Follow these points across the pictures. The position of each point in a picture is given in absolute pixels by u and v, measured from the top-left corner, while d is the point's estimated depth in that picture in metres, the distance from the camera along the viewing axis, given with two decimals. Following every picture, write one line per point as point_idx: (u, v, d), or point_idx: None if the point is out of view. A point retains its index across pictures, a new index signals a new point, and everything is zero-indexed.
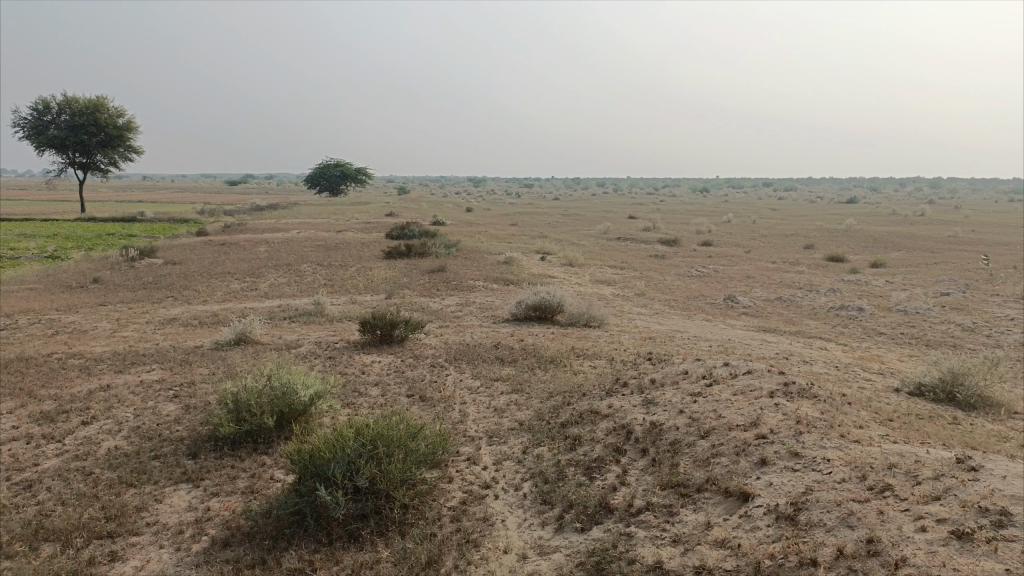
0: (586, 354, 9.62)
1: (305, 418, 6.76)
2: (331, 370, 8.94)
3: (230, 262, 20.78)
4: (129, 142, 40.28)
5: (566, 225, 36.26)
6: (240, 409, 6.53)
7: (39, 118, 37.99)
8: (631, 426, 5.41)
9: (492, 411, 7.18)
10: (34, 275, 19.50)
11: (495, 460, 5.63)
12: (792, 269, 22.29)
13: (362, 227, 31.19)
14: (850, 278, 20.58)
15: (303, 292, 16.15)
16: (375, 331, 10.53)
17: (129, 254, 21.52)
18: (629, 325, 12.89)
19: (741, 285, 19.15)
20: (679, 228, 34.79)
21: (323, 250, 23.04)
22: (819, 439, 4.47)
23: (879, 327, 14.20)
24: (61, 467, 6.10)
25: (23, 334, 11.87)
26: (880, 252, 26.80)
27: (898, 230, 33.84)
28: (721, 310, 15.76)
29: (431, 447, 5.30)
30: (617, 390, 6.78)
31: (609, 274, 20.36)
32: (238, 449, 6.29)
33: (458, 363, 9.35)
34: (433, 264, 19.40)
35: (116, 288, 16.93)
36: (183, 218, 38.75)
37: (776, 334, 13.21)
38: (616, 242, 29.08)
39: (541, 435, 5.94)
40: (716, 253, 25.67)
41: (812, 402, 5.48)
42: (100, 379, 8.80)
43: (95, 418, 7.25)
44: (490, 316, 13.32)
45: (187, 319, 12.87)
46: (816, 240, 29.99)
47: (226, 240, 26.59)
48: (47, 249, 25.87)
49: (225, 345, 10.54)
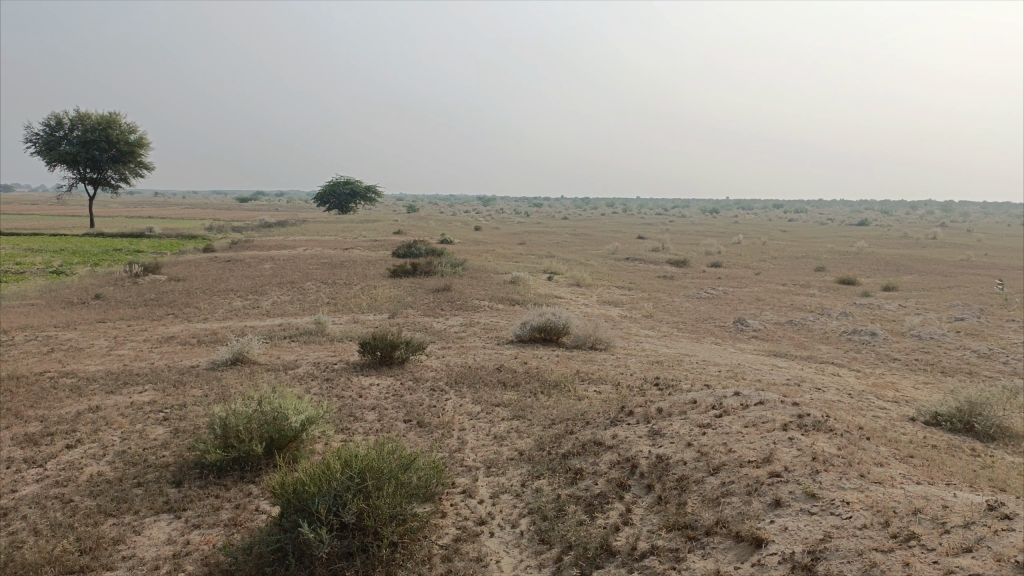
0: (591, 379, 9.32)
1: (297, 445, 6.48)
2: (327, 393, 8.67)
3: (234, 279, 20.60)
4: (140, 158, 40.38)
5: (574, 245, 36.07)
6: (228, 434, 6.27)
7: (52, 134, 38.18)
8: (636, 459, 5.11)
9: (491, 439, 6.88)
10: (37, 290, 19.39)
11: (492, 493, 5.33)
12: (803, 292, 21.95)
13: (369, 245, 31.04)
14: (862, 301, 20.24)
15: (306, 311, 15.93)
16: (375, 352, 10.28)
17: (133, 269, 21.37)
18: (636, 349, 12.59)
19: (751, 308, 18.82)
20: (688, 249, 34.49)
21: (328, 268, 22.87)
22: (837, 478, 4.15)
23: (892, 353, 13.84)
24: (39, 494, 5.84)
25: (18, 351, 11.68)
26: (892, 274, 26.46)
27: (910, 253, 33.45)
28: (731, 333, 15.44)
29: (424, 479, 5.01)
30: (622, 419, 6.47)
31: (616, 295, 20.11)
32: (224, 477, 6.02)
33: (459, 387, 9.07)
34: (438, 283, 19.16)
35: (117, 304, 16.76)
36: (190, 234, 38.73)
37: (786, 359, 12.87)
38: (625, 262, 28.83)
39: (541, 467, 5.65)
40: (726, 275, 25.34)
41: (829, 436, 5.16)
42: (90, 400, 8.56)
43: (80, 441, 7.00)
44: (494, 337, 13.05)
45: (185, 337, 12.66)
46: (827, 262, 29.66)
47: (232, 256, 26.47)
48: (53, 265, 25.79)
49: (221, 365, 10.30)
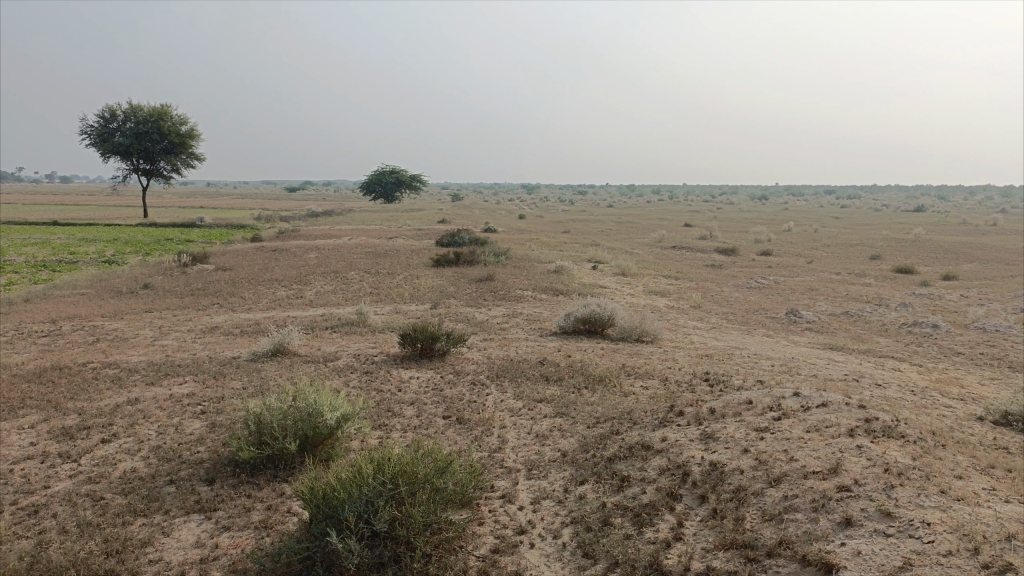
0: (638, 374, 8.94)
1: (332, 444, 6.26)
2: (365, 386, 8.48)
3: (279, 268, 20.63)
4: (191, 149, 40.95)
5: (620, 233, 35.51)
6: (262, 431, 6.08)
7: (106, 126, 38.94)
8: (687, 466, 4.75)
9: (533, 438, 6.57)
10: (88, 279, 19.68)
11: (533, 498, 5.03)
12: (859, 282, 21.13)
13: (413, 234, 30.93)
14: (921, 291, 19.38)
15: (348, 301, 15.82)
16: (415, 344, 10.06)
17: (181, 259, 21.58)
18: (684, 341, 12.15)
19: (804, 298, 18.13)
20: (737, 237, 33.68)
21: (371, 257, 22.79)
22: (915, 494, 3.73)
23: (956, 346, 13.13)
24: (72, 491, 5.73)
25: (64, 341, 11.76)
26: (952, 263, 25.35)
27: (971, 240, 32.04)
28: (783, 325, 14.86)
29: (461, 485, 4.73)
30: (672, 419, 6.09)
31: (662, 285, 19.61)
32: (257, 476, 5.83)
33: (500, 380, 8.79)
34: (481, 273, 18.90)
35: (164, 294, 16.87)
36: (239, 224, 39.23)
37: (842, 353, 12.32)
38: (671, 251, 28.26)
39: (585, 471, 5.32)
40: (776, 264, 24.56)
41: (902, 444, 4.72)
42: (130, 392, 8.49)
43: (115, 435, 6.91)
44: (537, 328, 12.73)
45: (228, 327, 12.62)
46: (883, 251, 28.56)
47: (278, 246, 26.61)
48: (105, 254, 26.25)
49: (261, 356, 10.19)
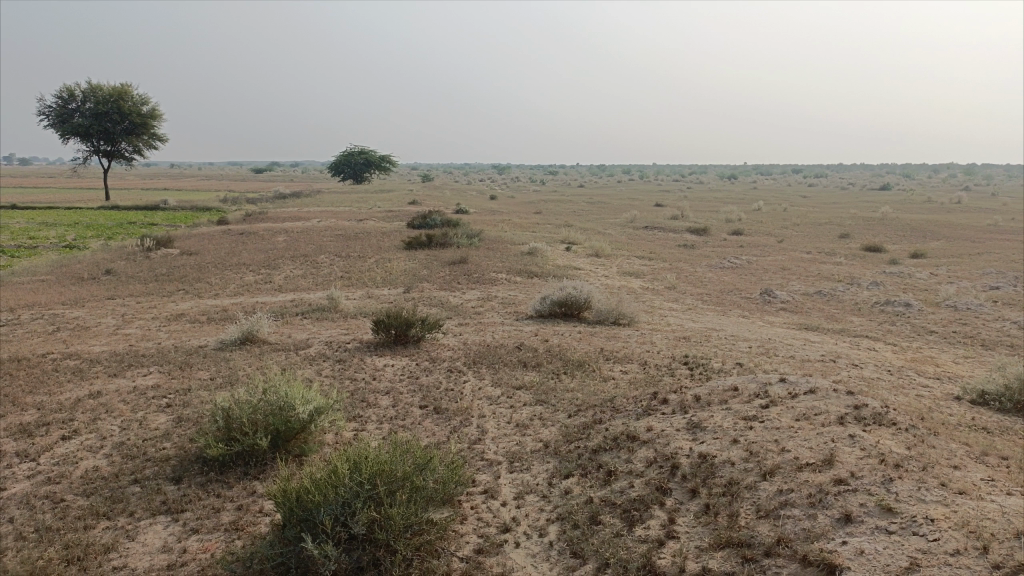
0: (617, 358, 8.79)
1: (305, 438, 6.02)
2: (338, 375, 8.22)
3: (246, 252, 20.16)
4: (153, 129, 39.87)
5: (592, 213, 35.37)
6: (231, 427, 5.82)
7: (64, 106, 37.75)
8: (676, 457, 4.60)
9: (513, 427, 6.38)
10: (47, 265, 19.05)
11: (517, 493, 4.85)
12: (829, 261, 21.22)
13: (384, 216, 30.50)
14: (892, 270, 19.49)
15: (319, 285, 15.48)
16: (389, 330, 9.80)
17: (145, 244, 21.00)
18: (661, 323, 12.04)
19: (777, 278, 18.14)
20: (709, 216, 33.74)
21: (342, 240, 22.37)
22: (915, 488, 3.65)
23: (928, 325, 13.18)
24: (30, 493, 5.44)
25: (23, 331, 11.31)
26: (920, 241, 25.59)
27: (936, 218, 32.42)
28: (758, 305, 14.83)
29: (441, 482, 4.53)
30: (657, 408, 5.94)
31: (637, 266, 19.51)
32: (226, 474, 5.58)
33: (477, 367, 8.59)
34: (454, 255, 18.63)
35: (128, 280, 16.38)
36: (204, 206, 38.34)
37: (818, 332, 12.31)
38: (644, 231, 28.21)
39: (569, 463, 5.15)
40: (748, 243, 24.58)
41: (893, 433, 4.64)
42: (92, 384, 8.15)
43: (77, 432, 6.59)
44: (512, 312, 12.53)
45: (195, 314, 12.26)
46: (852, 229, 28.78)
47: (245, 229, 26.03)
48: (66, 239, 25.50)
49: (230, 345, 9.86)
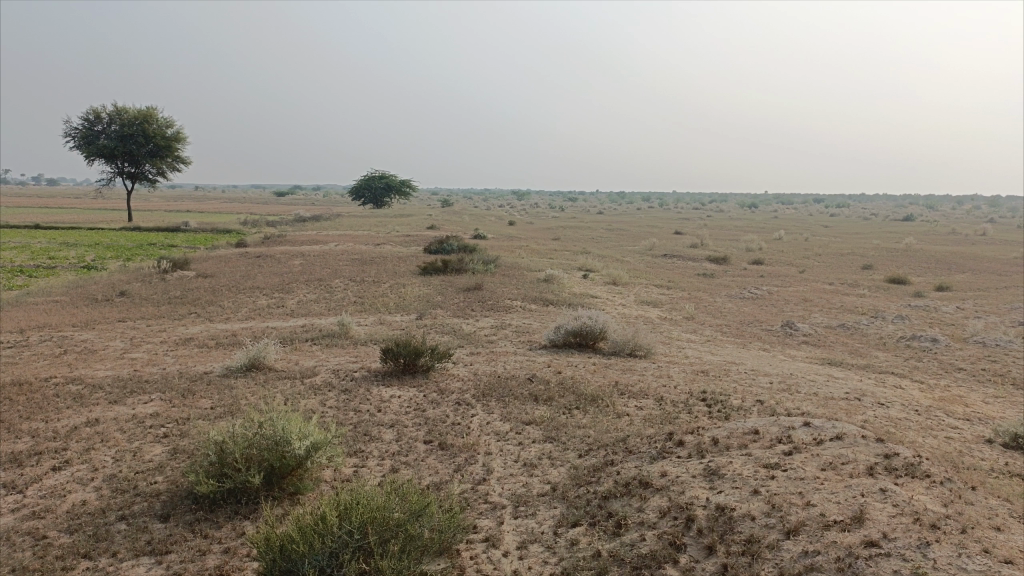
0: (632, 392, 8.45)
1: (301, 475, 5.75)
2: (342, 407, 7.94)
3: (261, 276, 20.07)
4: (177, 152, 40.25)
5: (611, 240, 35.08)
6: (224, 461, 5.55)
7: (90, 128, 38.24)
8: (692, 508, 4.28)
9: (520, 467, 6.07)
10: (63, 286, 19.04)
11: (520, 542, 4.54)
12: (852, 292, 20.75)
13: (401, 240, 30.42)
14: (917, 303, 18.98)
15: (331, 311, 15.29)
16: (397, 359, 9.54)
17: (162, 265, 21.01)
18: (679, 356, 11.68)
19: (798, 310, 17.72)
20: (728, 245, 33.39)
21: (358, 265, 22.23)
22: (955, 555, 3.36)
23: (956, 362, 12.70)
24: (12, 528, 5.19)
25: (30, 353, 11.19)
26: (945, 273, 25.04)
27: (961, 250, 31.79)
28: (779, 338, 14.43)
29: (439, 530, 4.24)
30: (671, 450, 5.61)
31: (655, 295, 19.19)
32: (216, 512, 5.31)
33: (486, 400, 8.29)
34: (469, 281, 18.40)
35: (141, 302, 16.30)
36: (225, 228, 38.50)
37: (841, 368, 11.90)
38: (663, 259, 27.88)
39: (576, 510, 4.83)
40: (769, 273, 24.19)
41: (928, 487, 4.31)
42: (90, 411, 7.94)
43: (68, 462, 6.37)
44: (526, 341, 12.24)
45: (203, 339, 12.08)
46: (875, 260, 28.28)
47: (263, 252, 25.99)
48: (85, 259, 25.61)
49: (235, 371, 9.64)
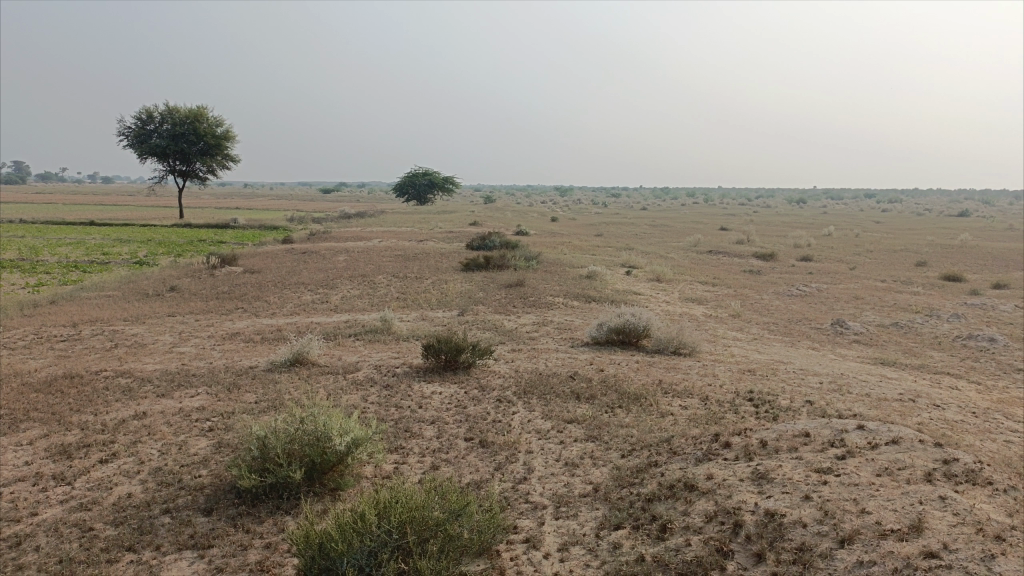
0: (677, 391, 8.29)
1: (342, 470, 5.75)
2: (384, 403, 7.93)
3: (307, 271, 20.30)
4: (226, 150, 41.01)
5: (655, 236, 34.70)
6: (266, 456, 5.56)
7: (143, 127, 39.17)
8: (740, 513, 4.14)
9: (562, 466, 5.97)
10: (115, 281, 19.52)
11: (562, 543, 4.45)
12: (905, 290, 20.14)
13: (444, 237, 30.51)
14: (973, 301, 18.34)
15: (374, 307, 15.37)
16: (439, 355, 9.52)
17: (210, 261, 21.39)
18: (725, 354, 11.44)
19: (849, 308, 17.24)
20: (775, 241, 32.75)
21: (401, 261, 22.33)
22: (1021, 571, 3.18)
23: (1016, 363, 12.21)
24: (60, 520, 5.28)
25: (82, 347, 11.46)
26: (1002, 271, 24.16)
27: (1020, 246, 30.67)
28: (828, 337, 14.06)
29: (479, 530, 4.18)
30: (718, 452, 5.46)
31: (700, 292, 18.88)
32: (258, 507, 5.33)
33: (528, 397, 8.22)
34: (512, 278, 18.33)
35: (190, 297, 16.61)
36: (272, 225, 39.11)
37: (894, 368, 11.54)
38: (708, 255, 27.46)
39: (620, 511, 4.72)
40: (817, 269, 23.64)
41: (991, 495, 4.10)
42: (138, 404, 8.07)
43: (116, 455, 6.47)
44: (568, 338, 12.12)
45: (249, 334, 12.22)
46: (929, 256, 27.44)
47: (308, 248, 26.27)
48: (137, 255, 26.23)
49: (279, 366, 9.73)
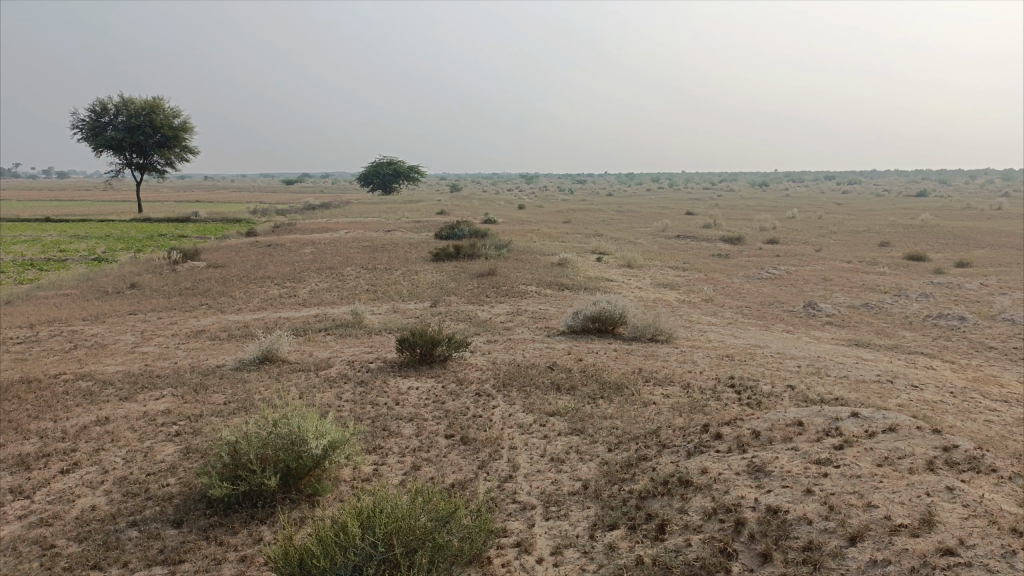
0: (658, 379, 8.14)
1: (318, 475, 5.48)
2: (359, 401, 7.66)
3: (272, 265, 19.84)
4: (185, 142, 40.01)
5: (623, 222, 34.66)
6: (238, 463, 5.28)
7: (97, 119, 38.06)
8: (741, 509, 3.97)
9: (547, 462, 5.78)
10: (73, 279, 18.86)
11: (555, 546, 4.26)
12: (872, 271, 20.29)
13: (412, 226, 30.10)
14: (940, 280, 18.51)
15: (343, 300, 15.00)
16: (414, 349, 9.25)
17: (172, 256, 20.78)
18: (702, 340, 11.33)
19: (819, 290, 17.29)
20: (741, 224, 32.92)
21: (368, 252, 21.93)
22: None
23: (986, 341, 12.30)
24: (19, 537, 4.96)
25: (38, 349, 10.97)
26: (964, 249, 24.50)
27: (980, 225, 31.19)
28: (802, 320, 14.04)
29: (468, 537, 3.97)
30: (709, 444, 5.30)
31: (671, 277, 18.84)
32: (232, 517, 5.05)
33: (507, 390, 8.01)
34: (482, 267, 18.07)
35: (152, 294, 16.07)
36: (235, 218, 38.35)
37: (869, 349, 11.54)
38: (676, 240, 27.45)
39: (613, 511, 4.53)
40: (785, 252, 23.76)
41: (996, 484, 3.99)
42: (100, 409, 7.70)
43: (77, 464, 6.12)
44: (543, 328, 11.91)
45: (215, 331, 11.81)
46: (892, 237, 27.73)
47: (273, 241, 25.68)
48: (95, 251, 25.41)
49: (247, 365, 9.39)
